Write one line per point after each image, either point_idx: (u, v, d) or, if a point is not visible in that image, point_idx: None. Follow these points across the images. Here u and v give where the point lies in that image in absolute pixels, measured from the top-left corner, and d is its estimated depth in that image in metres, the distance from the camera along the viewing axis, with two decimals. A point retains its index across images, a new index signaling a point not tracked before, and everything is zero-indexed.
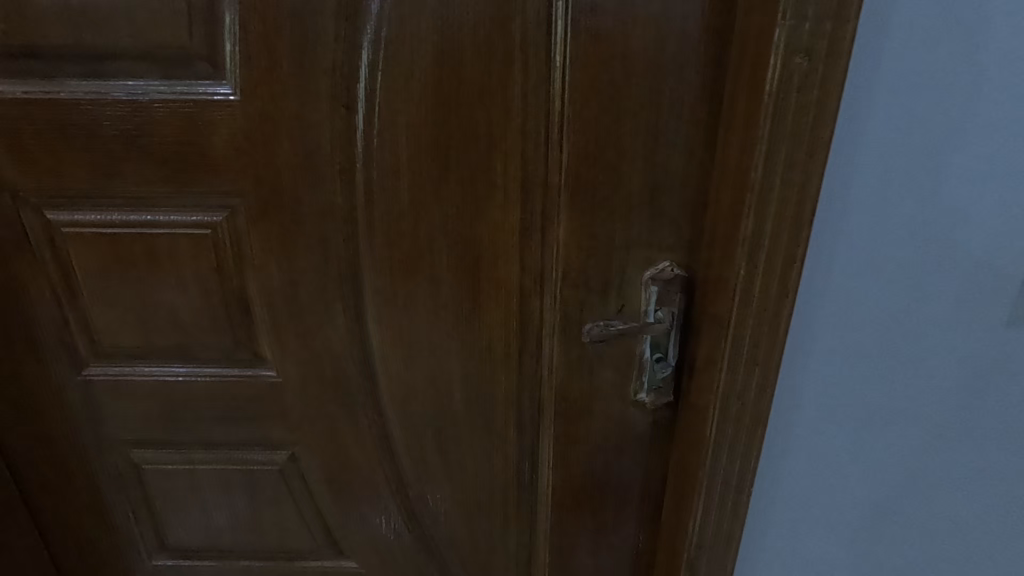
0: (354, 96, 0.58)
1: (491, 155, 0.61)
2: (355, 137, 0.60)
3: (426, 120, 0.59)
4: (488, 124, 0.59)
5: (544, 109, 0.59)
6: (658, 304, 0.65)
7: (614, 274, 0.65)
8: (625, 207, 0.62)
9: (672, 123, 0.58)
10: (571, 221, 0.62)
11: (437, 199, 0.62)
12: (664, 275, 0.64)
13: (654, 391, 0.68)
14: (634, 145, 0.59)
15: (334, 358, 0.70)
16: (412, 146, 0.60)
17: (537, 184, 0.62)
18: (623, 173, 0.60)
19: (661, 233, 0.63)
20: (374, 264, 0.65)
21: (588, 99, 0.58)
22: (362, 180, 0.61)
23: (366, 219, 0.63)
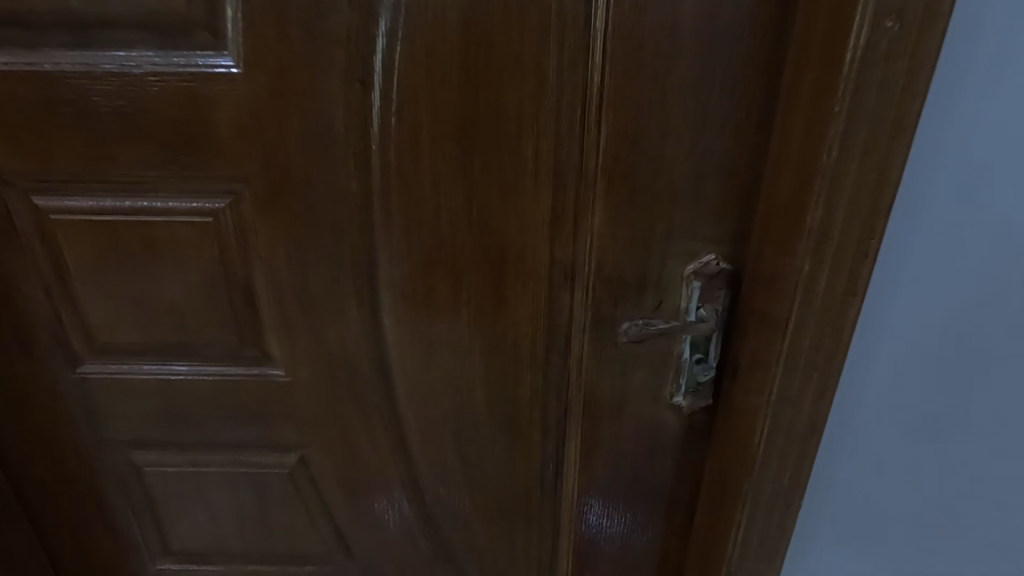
0: (370, 69, 0.52)
1: (520, 136, 0.55)
2: (371, 116, 0.54)
3: (450, 98, 0.53)
4: (518, 102, 0.54)
5: (581, 85, 0.53)
6: (700, 301, 0.59)
7: (653, 268, 0.59)
8: (668, 195, 0.56)
9: (724, 102, 0.52)
10: (607, 209, 0.57)
11: (461, 186, 0.57)
12: (708, 270, 0.58)
13: (692, 394, 0.63)
14: (681, 126, 0.53)
15: (346, 357, 0.65)
16: (434, 127, 0.54)
17: (571, 170, 0.56)
18: (667, 157, 0.54)
19: (707, 224, 0.57)
20: (391, 255, 0.60)
21: (632, 73, 0.51)
22: (379, 163, 0.56)
23: (383, 207, 0.58)
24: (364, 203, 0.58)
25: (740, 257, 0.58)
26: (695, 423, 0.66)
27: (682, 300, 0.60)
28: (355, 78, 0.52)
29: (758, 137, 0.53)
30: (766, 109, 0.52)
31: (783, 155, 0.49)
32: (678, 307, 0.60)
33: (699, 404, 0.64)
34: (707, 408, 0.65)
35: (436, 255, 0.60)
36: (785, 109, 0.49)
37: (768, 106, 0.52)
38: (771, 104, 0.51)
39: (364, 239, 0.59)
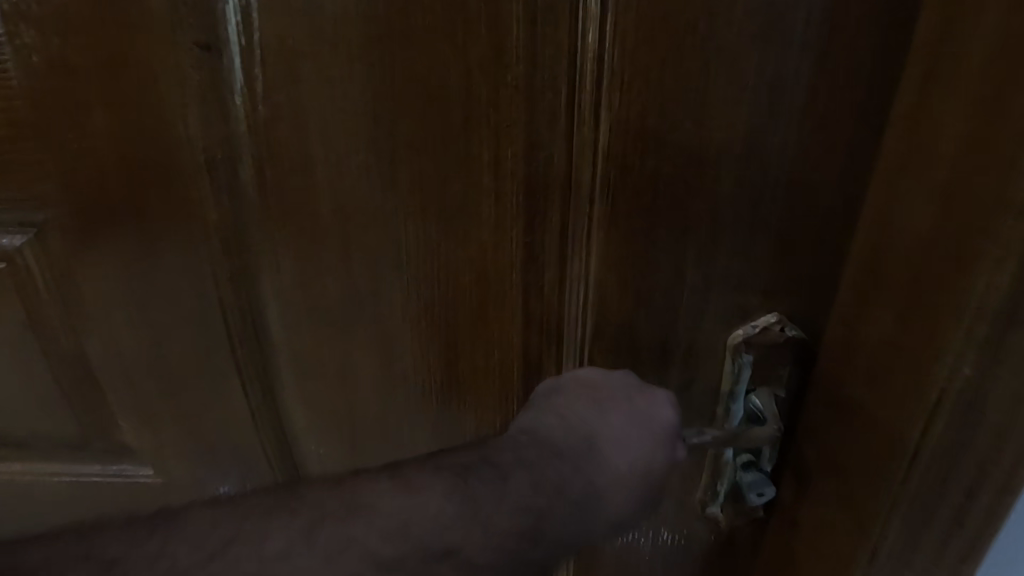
0: (216, 25, 0.32)
1: (468, 132, 0.34)
2: (228, 104, 0.33)
3: (352, 74, 0.33)
4: (464, 80, 0.32)
5: (566, 49, 0.32)
6: (755, 384, 0.39)
7: (681, 334, 0.39)
8: (708, 225, 0.35)
9: (806, 76, 0.31)
10: (609, 247, 0.36)
11: (383, 213, 0.36)
12: (767, 341, 0.38)
13: (733, 507, 0.43)
14: (734, 118, 0.32)
15: (235, 452, 0.46)
16: (332, 121, 0.34)
17: (555, 187, 0.35)
18: (709, 168, 0.34)
19: (767, 271, 0.36)
20: (286, 314, 0.40)
21: (652, 27, 0.31)
22: (250, 179, 0.36)
23: (266, 246, 0.38)
24: (234, 241, 0.37)
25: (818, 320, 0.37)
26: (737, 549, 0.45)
27: (723, 381, 0.40)
28: (194, 41, 0.32)
29: (859, 136, 0.32)
30: (876, 89, 0.31)
31: (917, 172, 0.30)
32: (716, 388, 0.41)
33: (740, 519, 0.44)
34: (750, 526, 0.44)
35: (351, 313, 0.40)
36: (915, 95, 0.30)
37: (880, 85, 0.31)
38: (885, 81, 0.31)
39: (242, 292, 0.39)
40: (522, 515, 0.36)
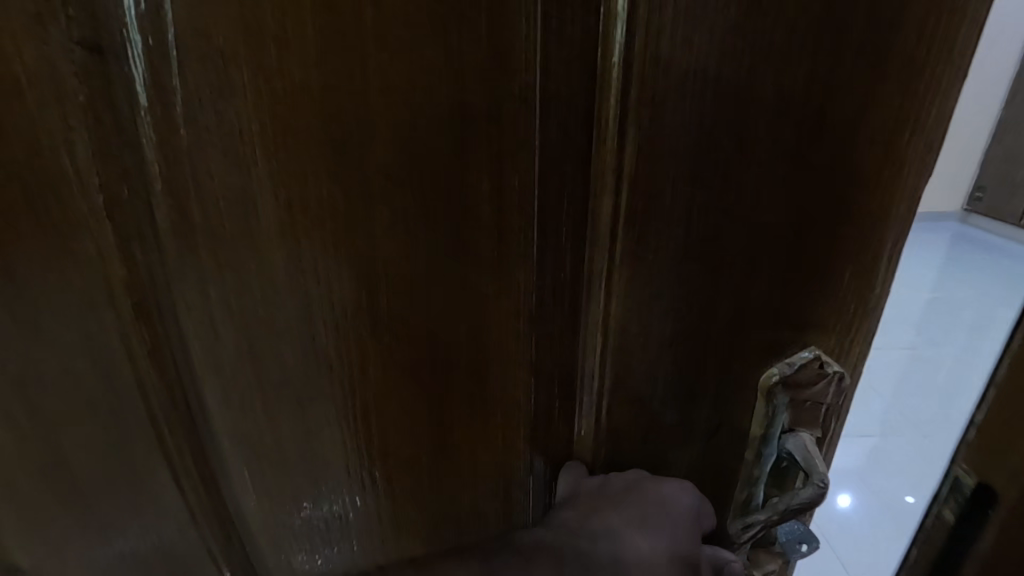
0: (104, 15, 0.22)
1: (461, 159, 0.27)
2: (131, 127, 0.24)
3: (309, 88, 0.24)
4: (457, 94, 0.25)
5: (588, 55, 0.25)
6: (788, 425, 0.36)
7: (708, 380, 0.34)
8: (743, 259, 0.30)
9: (856, 86, 0.27)
10: (631, 287, 0.31)
11: (352, 262, 0.29)
12: (803, 378, 0.34)
13: (769, 557, 0.39)
14: (778, 137, 0.27)
15: (169, 553, 0.37)
16: (282, 149, 0.26)
17: (567, 223, 0.29)
18: (748, 195, 0.29)
19: (804, 306, 0.32)
20: (232, 392, 0.31)
21: (689, 30, 0.25)
22: (167, 226, 0.26)
23: (195, 310, 0.29)
24: (151, 306, 0.28)
25: (851, 351, 0.35)
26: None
27: (757, 425, 0.36)
28: (72, 38, 0.22)
29: (900, 154, 0.29)
30: (919, 104, 0.28)
31: None
32: (746, 433, 0.36)
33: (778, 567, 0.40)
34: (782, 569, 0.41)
35: (314, 385, 0.32)
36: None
37: (922, 101, 0.28)
38: (927, 97, 0.28)
39: (171, 369, 0.30)
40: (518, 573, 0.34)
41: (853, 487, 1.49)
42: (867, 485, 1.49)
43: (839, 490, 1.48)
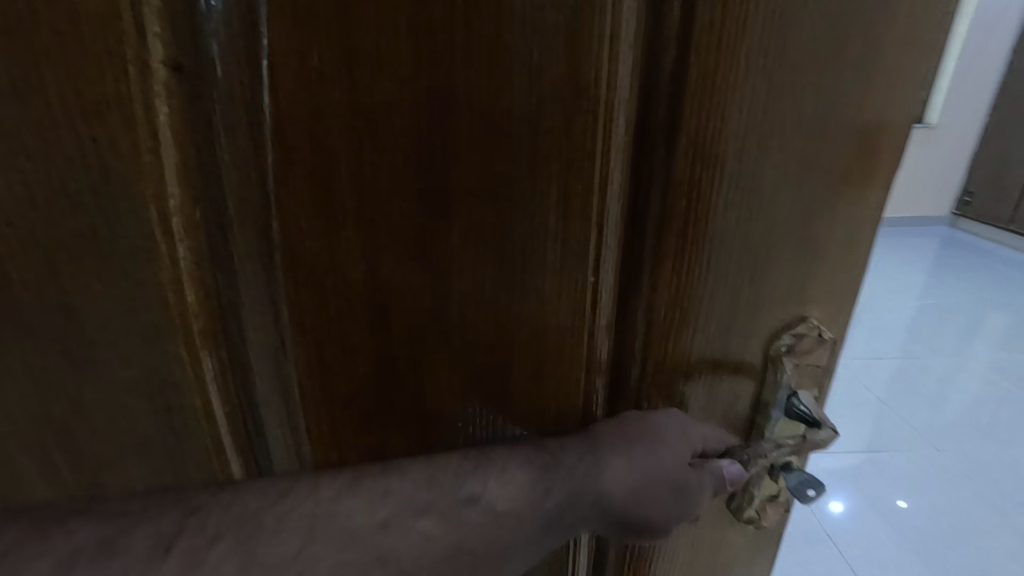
0: (197, 34, 0.22)
1: (533, 172, 0.28)
2: (210, 146, 0.23)
3: (405, 108, 0.26)
4: (534, 106, 0.27)
5: (648, 66, 0.27)
6: (795, 388, 0.37)
7: (729, 361, 0.35)
8: (762, 242, 0.32)
9: (852, 84, 0.30)
10: (683, 290, 0.32)
11: (429, 271, 0.30)
12: (805, 346, 0.37)
13: (772, 511, 0.41)
14: (805, 143, 0.30)
15: None
16: (375, 167, 0.26)
17: (618, 222, 0.30)
18: (771, 186, 0.31)
19: (811, 284, 0.36)
20: (295, 414, 0.31)
21: (743, 49, 0.27)
22: (243, 247, 0.26)
23: (263, 332, 0.28)
24: (216, 331, 0.26)
25: (837, 318, 0.39)
26: (760, 550, 0.44)
27: (763, 391, 0.37)
28: (156, 55, 0.21)
29: (884, 153, 0.34)
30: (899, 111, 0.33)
31: None
32: (755, 401, 0.37)
33: (775, 520, 0.42)
34: (776, 523, 0.43)
35: (386, 397, 0.32)
36: None
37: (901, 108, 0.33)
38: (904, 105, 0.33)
39: (234, 398, 0.28)
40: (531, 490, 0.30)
41: (849, 492, 1.71)
42: (860, 489, 1.72)
43: (836, 496, 1.70)
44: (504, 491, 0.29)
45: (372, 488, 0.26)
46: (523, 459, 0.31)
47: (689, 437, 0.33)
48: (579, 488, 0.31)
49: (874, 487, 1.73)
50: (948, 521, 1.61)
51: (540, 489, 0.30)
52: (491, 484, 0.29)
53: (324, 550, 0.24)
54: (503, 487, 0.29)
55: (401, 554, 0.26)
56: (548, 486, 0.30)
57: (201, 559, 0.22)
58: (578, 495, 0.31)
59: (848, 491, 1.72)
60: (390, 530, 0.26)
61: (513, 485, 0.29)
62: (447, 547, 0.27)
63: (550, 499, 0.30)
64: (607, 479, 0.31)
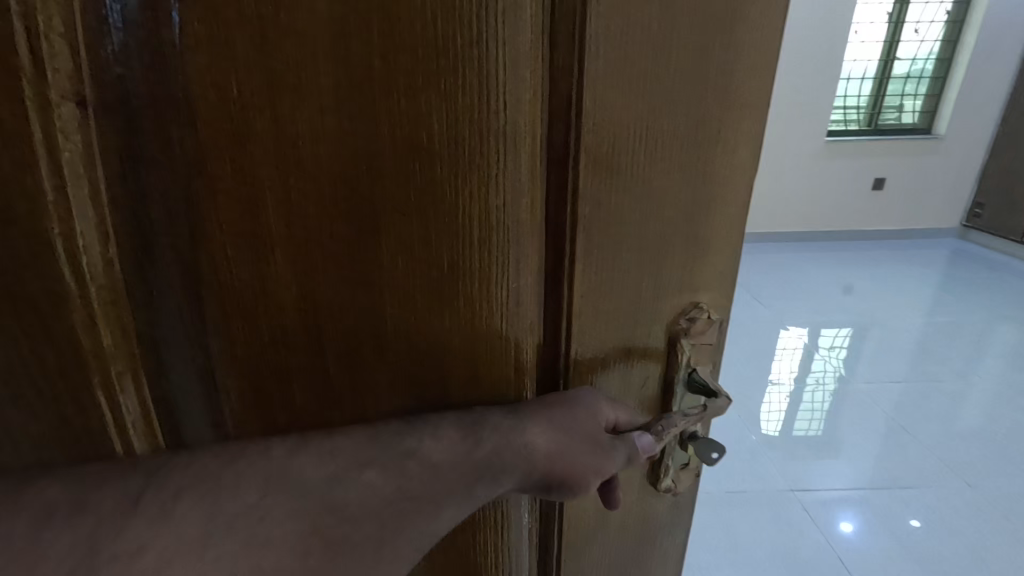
0: (96, 68, 0.24)
1: (453, 187, 0.30)
2: (120, 179, 0.26)
3: (326, 133, 0.27)
4: (450, 128, 0.29)
5: (547, 87, 0.29)
6: (694, 364, 0.39)
7: (640, 346, 0.37)
8: (657, 236, 0.34)
9: (733, 89, 0.33)
10: (589, 280, 0.34)
11: (364, 289, 0.31)
12: (701, 329, 0.39)
13: (685, 479, 0.43)
14: (691, 142, 0.33)
15: None
16: (302, 188, 0.28)
17: (535, 231, 0.32)
18: (663, 181, 0.33)
19: (708, 269, 0.38)
20: (225, 419, 0.32)
21: (625, 61, 0.29)
22: (176, 285, 0.28)
23: (187, 331, 0.30)
24: (135, 369, 0.29)
25: (723, 301, 0.41)
26: (677, 524, 0.47)
27: (670, 371, 0.39)
28: (55, 89, 0.23)
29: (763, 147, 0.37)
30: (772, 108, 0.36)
31: None
32: (664, 380, 0.40)
33: (687, 486, 0.44)
34: (687, 490, 0.45)
35: (325, 413, 0.33)
36: None
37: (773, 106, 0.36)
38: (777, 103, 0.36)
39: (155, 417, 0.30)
40: (457, 456, 0.31)
41: (858, 510, 1.68)
42: (870, 507, 1.69)
43: (844, 516, 1.66)
44: (437, 445, 0.31)
45: (319, 447, 0.29)
46: (450, 428, 0.32)
47: (603, 413, 0.35)
48: (506, 439, 0.32)
49: (884, 502, 1.70)
50: (961, 531, 1.61)
51: (469, 440, 0.32)
52: (426, 440, 0.31)
53: (279, 501, 0.27)
54: (428, 459, 0.31)
55: (350, 502, 0.28)
56: (473, 457, 0.31)
57: (170, 510, 0.24)
58: (502, 446, 0.32)
59: (861, 513, 1.67)
60: (340, 482, 0.28)
61: (445, 441, 0.31)
62: (386, 495, 0.29)
63: (480, 449, 0.32)
64: (532, 432, 0.33)
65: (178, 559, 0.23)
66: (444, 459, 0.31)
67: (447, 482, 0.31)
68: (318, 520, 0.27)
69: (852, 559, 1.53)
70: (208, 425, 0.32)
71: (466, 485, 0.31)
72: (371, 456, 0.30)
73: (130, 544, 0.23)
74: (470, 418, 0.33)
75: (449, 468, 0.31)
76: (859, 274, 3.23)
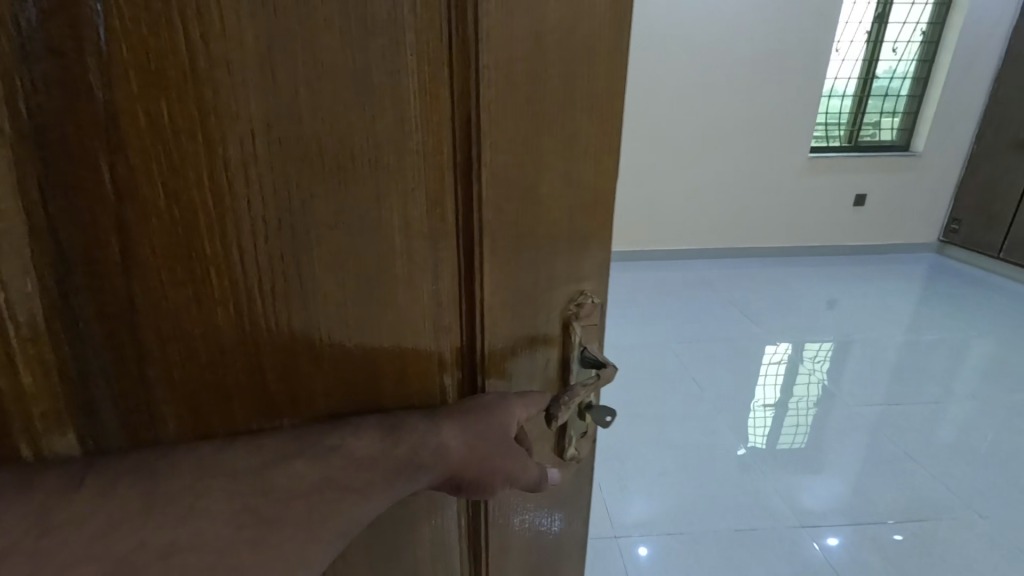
0: (15, 106, 0.25)
1: (377, 202, 0.34)
2: (41, 210, 0.27)
3: (259, 158, 0.30)
4: (371, 150, 0.32)
5: (451, 117, 0.34)
6: (584, 343, 0.45)
7: (541, 334, 0.43)
8: (547, 241, 0.40)
9: (607, 113, 0.39)
10: (497, 277, 0.38)
11: (299, 296, 0.34)
12: (587, 312, 0.45)
13: (586, 446, 0.47)
14: (573, 156, 0.38)
15: None
16: (237, 207, 0.31)
17: (450, 240, 0.37)
18: (550, 190, 0.38)
19: (594, 262, 0.44)
20: (161, 427, 0.33)
21: (516, 92, 0.34)
22: (92, 314, 0.30)
23: (119, 347, 0.31)
24: (57, 399, 0.30)
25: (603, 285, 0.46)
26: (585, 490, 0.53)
27: (566, 352, 0.45)
28: None
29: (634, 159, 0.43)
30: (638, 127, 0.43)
31: None
32: (564, 360, 0.46)
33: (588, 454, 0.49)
34: (588, 456, 0.50)
35: (261, 414, 0.36)
36: None
37: None
38: None
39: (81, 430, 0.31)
40: (378, 449, 0.34)
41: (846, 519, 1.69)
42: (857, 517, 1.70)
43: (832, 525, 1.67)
44: (359, 442, 0.34)
45: (248, 443, 0.32)
46: (369, 428, 0.35)
47: (513, 410, 0.39)
48: (423, 439, 0.35)
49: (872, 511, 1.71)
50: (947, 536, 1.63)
51: (388, 440, 0.35)
52: (348, 438, 0.34)
53: (213, 486, 0.29)
54: (352, 454, 0.33)
55: (280, 486, 0.31)
56: (394, 450, 0.35)
57: (107, 494, 0.27)
58: (420, 445, 0.35)
59: (844, 524, 1.67)
60: (270, 469, 0.31)
61: (366, 438, 0.34)
62: (314, 482, 0.32)
63: (399, 447, 0.35)
64: (446, 433, 0.36)
65: (123, 527, 0.26)
66: (366, 452, 0.34)
67: (371, 474, 0.34)
68: (249, 501, 0.30)
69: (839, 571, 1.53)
70: (140, 432, 0.33)
71: (390, 474, 0.34)
72: (296, 452, 0.32)
73: (76, 515, 0.25)
74: (389, 421, 0.36)
75: (374, 457, 0.34)
76: (842, 287, 3.29)
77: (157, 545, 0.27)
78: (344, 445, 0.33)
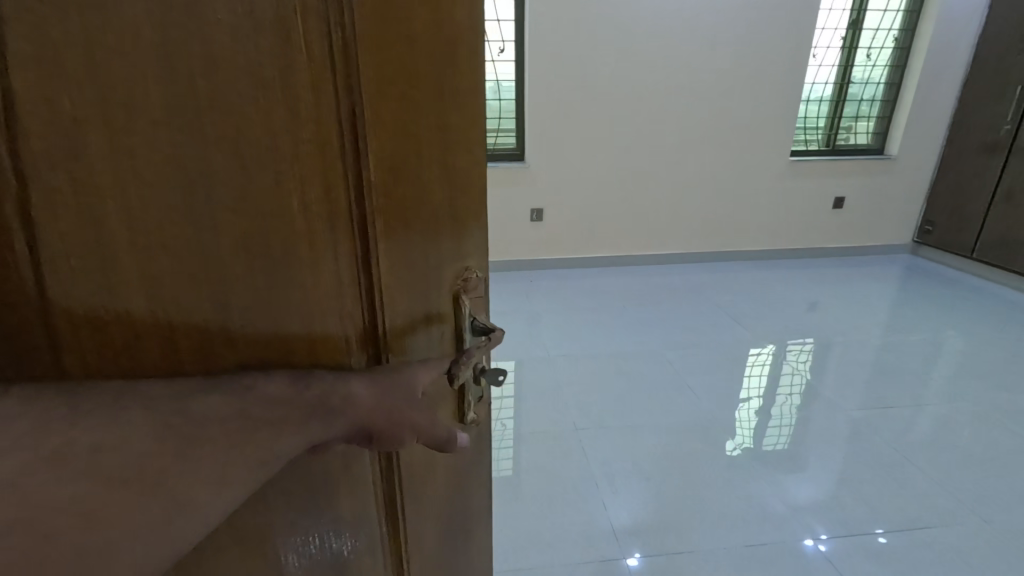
0: None
1: (275, 176, 0.36)
2: None
3: (157, 125, 0.32)
4: (268, 125, 0.35)
5: (342, 100, 0.38)
6: (474, 314, 0.52)
7: (434, 309, 0.49)
8: (432, 221, 0.46)
9: (473, 117, 0.46)
10: (391, 252, 0.43)
11: (206, 259, 0.36)
12: (474, 287, 0.52)
13: (482, 408, 0.55)
14: (449, 146, 0.45)
15: None
16: (137, 172, 0.33)
17: (347, 214, 0.40)
18: (433, 178, 0.45)
19: (476, 243, 0.51)
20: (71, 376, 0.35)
21: (392, 91, 0.40)
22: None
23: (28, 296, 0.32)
24: None
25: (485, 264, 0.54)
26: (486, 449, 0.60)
27: (458, 323, 0.51)
28: None
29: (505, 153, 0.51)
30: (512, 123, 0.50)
31: None
32: (457, 332, 0.53)
33: (485, 413, 0.56)
34: (486, 418, 0.58)
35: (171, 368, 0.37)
36: None
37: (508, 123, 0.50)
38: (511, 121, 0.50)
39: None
40: (289, 390, 0.37)
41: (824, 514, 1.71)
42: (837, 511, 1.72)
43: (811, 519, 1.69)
44: (270, 384, 0.37)
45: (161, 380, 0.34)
46: (280, 376, 0.37)
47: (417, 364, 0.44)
48: (331, 387, 0.39)
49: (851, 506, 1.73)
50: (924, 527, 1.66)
51: (298, 384, 0.38)
52: (259, 381, 0.37)
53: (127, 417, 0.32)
54: (263, 395, 0.36)
55: (195, 413, 0.34)
56: (301, 394, 0.37)
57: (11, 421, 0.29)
58: (329, 392, 0.39)
59: (824, 519, 1.69)
60: (184, 401, 0.34)
61: (277, 382, 0.37)
62: (229, 413, 0.35)
63: (308, 391, 0.38)
64: (353, 383, 0.40)
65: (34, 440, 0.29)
66: (277, 395, 0.37)
67: (283, 415, 0.36)
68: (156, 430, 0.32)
69: (816, 568, 1.54)
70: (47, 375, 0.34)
71: (303, 413, 0.37)
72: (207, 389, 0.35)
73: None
74: (298, 371, 0.39)
75: (285, 403, 0.37)
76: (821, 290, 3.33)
77: (68, 463, 0.29)
78: (257, 385, 0.36)
